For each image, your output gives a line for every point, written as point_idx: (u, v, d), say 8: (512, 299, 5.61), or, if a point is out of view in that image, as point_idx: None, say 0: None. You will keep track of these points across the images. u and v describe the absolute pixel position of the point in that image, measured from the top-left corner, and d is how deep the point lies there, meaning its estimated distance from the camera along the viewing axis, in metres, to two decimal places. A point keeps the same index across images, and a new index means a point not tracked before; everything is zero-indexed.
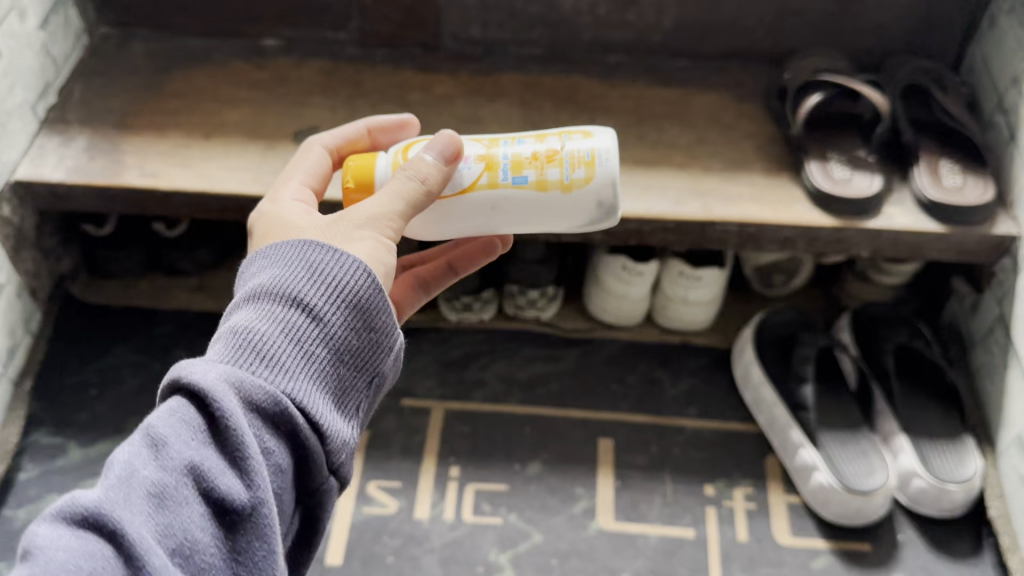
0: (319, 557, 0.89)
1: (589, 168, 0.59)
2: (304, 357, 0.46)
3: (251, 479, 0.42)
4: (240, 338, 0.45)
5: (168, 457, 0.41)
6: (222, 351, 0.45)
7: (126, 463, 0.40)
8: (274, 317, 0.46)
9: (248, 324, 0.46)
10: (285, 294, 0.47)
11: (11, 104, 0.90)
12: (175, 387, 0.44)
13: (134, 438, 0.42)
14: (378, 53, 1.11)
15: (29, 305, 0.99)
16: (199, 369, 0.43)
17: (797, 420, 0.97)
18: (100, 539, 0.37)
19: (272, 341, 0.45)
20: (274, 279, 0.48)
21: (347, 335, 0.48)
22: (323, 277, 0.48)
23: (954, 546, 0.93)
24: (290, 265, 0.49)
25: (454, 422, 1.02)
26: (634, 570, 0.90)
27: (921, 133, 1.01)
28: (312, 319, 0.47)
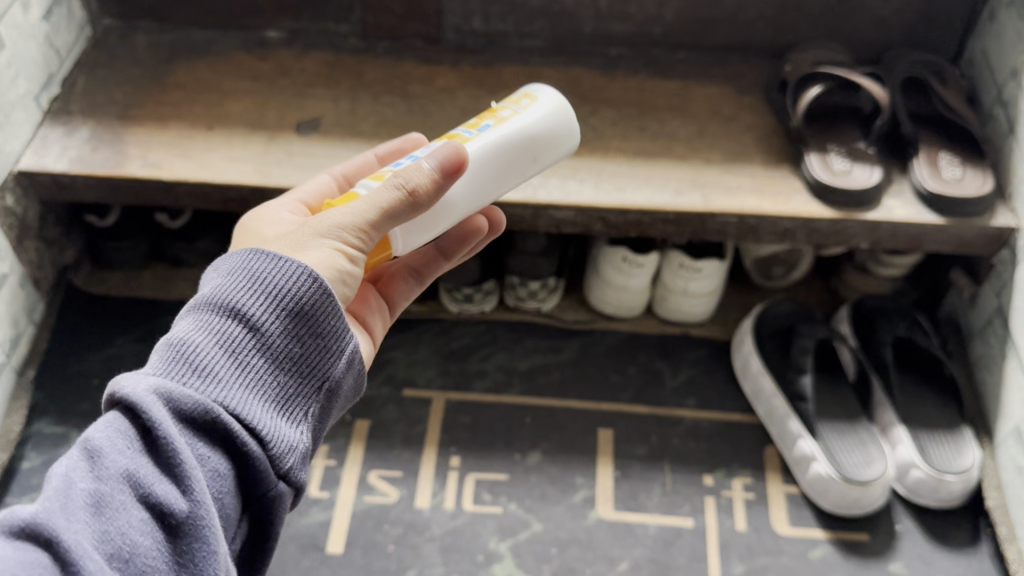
0: (321, 545, 0.90)
1: (532, 98, 0.64)
2: (240, 368, 0.47)
3: (186, 485, 0.42)
4: (175, 350, 0.46)
5: (103, 467, 0.41)
6: (159, 362, 0.46)
7: (63, 475, 0.41)
8: (211, 328, 0.47)
9: (184, 335, 0.47)
10: (223, 306, 0.48)
11: (15, 95, 0.91)
12: (110, 400, 0.44)
13: (72, 452, 0.42)
14: (380, 45, 1.11)
15: (33, 295, 1.00)
16: (132, 380, 0.44)
17: (796, 411, 0.97)
18: (37, 548, 0.38)
19: (207, 352, 0.46)
20: (213, 290, 0.49)
21: (287, 343, 0.49)
22: (264, 287, 0.49)
23: (951, 538, 0.93)
24: (231, 274, 0.49)
25: (455, 412, 1.03)
26: (633, 559, 0.90)
27: (921, 124, 1.02)
28: (250, 329, 0.48)
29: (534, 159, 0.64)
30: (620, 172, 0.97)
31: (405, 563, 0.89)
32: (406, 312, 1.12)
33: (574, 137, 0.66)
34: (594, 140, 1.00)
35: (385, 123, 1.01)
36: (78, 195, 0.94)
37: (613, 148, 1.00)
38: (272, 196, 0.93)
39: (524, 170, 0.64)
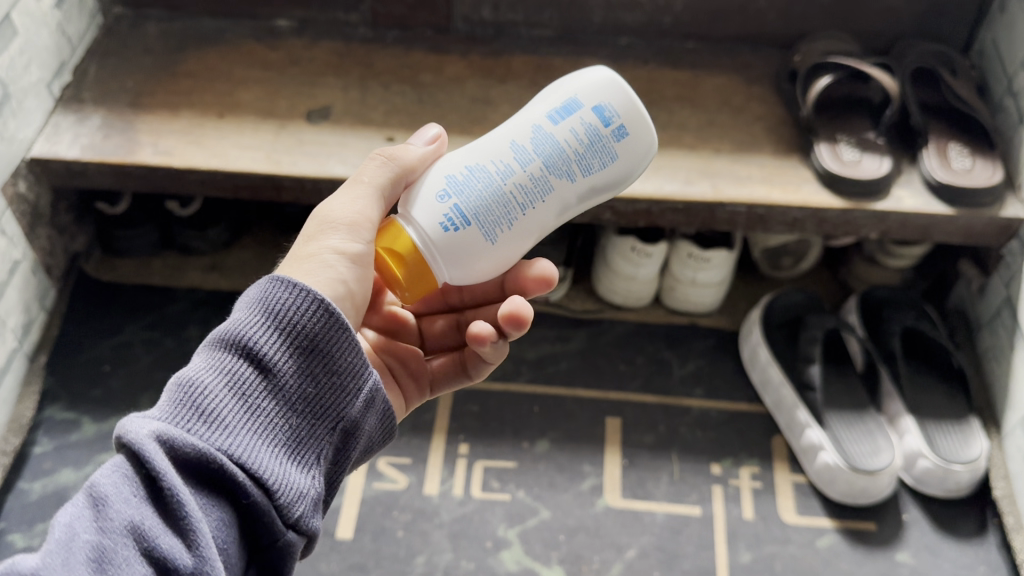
0: (330, 531, 0.90)
1: None
2: (248, 411, 0.47)
3: (194, 527, 0.41)
4: (184, 391, 0.46)
5: (108, 518, 0.40)
6: (164, 403, 0.45)
7: (66, 526, 0.40)
8: (220, 367, 0.47)
9: (195, 374, 0.46)
10: (236, 341, 0.48)
11: (27, 82, 0.91)
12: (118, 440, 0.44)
13: (79, 499, 0.42)
14: (390, 34, 1.12)
15: (45, 282, 1.01)
16: (138, 421, 0.43)
17: (803, 401, 0.98)
18: None
19: (215, 394, 0.46)
20: (229, 325, 0.49)
21: (299, 383, 0.50)
22: (277, 319, 0.49)
23: (958, 528, 0.93)
24: (246, 308, 0.50)
25: (463, 400, 1.03)
26: (640, 547, 0.91)
27: (932, 115, 1.02)
28: (262, 370, 0.48)
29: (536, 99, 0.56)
30: None
31: (414, 549, 0.89)
32: None
33: (595, 75, 0.54)
34: None
35: (396, 112, 1.01)
36: (89, 182, 0.95)
37: None
38: (284, 184, 0.94)
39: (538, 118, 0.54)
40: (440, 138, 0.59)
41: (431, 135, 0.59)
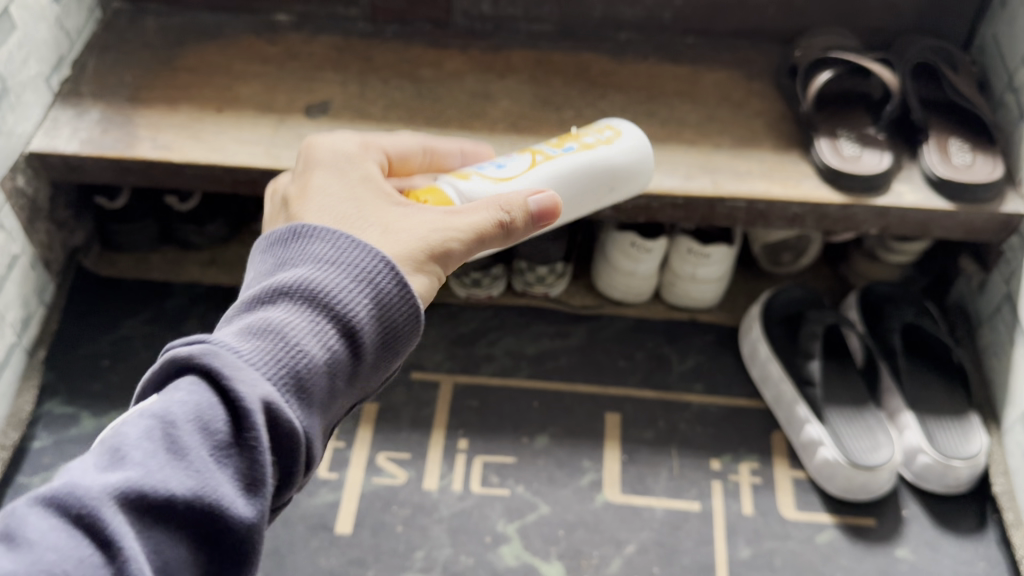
0: (329, 526, 0.90)
1: (612, 131, 0.70)
2: (330, 391, 0.47)
3: (255, 507, 0.42)
4: (291, 355, 0.45)
5: (183, 470, 0.40)
6: (268, 360, 0.44)
7: (140, 463, 0.39)
8: (325, 340, 0.47)
9: (304, 341, 0.46)
10: (340, 312, 0.48)
11: (26, 77, 0.91)
12: (210, 375, 0.43)
13: (153, 430, 0.41)
14: (389, 29, 1.11)
15: (44, 276, 1.01)
16: (246, 378, 0.43)
17: (802, 396, 0.98)
18: (91, 544, 0.37)
19: (317, 370, 0.46)
20: (343, 295, 0.48)
21: (368, 369, 0.50)
22: (377, 307, 0.49)
23: (958, 523, 0.93)
24: (360, 281, 0.49)
25: (462, 395, 1.03)
26: (639, 542, 0.90)
27: (933, 110, 1.01)
28: (354, 353, 0.48)
29: (611, 187, 0.69)
30: None
31: (414, 543, 0.89)
32: None
33: (649, 172, 0.71)
34: None
35: (395, 107, 1.01)
36: (88, 176, 0.95)
37: None
38: None
39: (602, 199, 0.69)
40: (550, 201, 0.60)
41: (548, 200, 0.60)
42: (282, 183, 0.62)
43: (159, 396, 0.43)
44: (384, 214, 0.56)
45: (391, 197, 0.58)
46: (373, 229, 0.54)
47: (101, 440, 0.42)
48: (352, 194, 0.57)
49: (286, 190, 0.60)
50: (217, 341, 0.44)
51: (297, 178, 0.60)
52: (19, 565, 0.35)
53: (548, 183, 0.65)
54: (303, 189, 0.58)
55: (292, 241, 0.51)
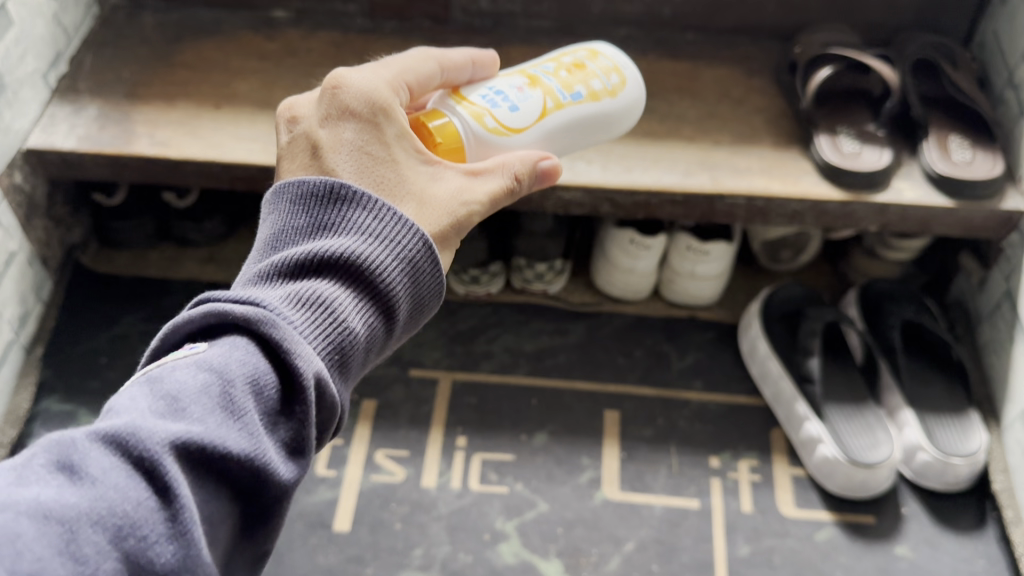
0: (327, 524, 0.90)
1: (617, 73, 0.67)
2: (361, 364, 0.48)
3: (294, 471, 0.42)
4: (338, 330, 0.46)
5: (239, 430, 0.40)
6: (316, 334, 0.45)
7: (199, 416, 0.39)
8: (364, 315, 0.47)
9: (349, 316, 0.46)
10: (382, 288, 0.48)
11: (23, 73, 0.90)
12: (263, 342, 0.43)
13: (210, 384, 0.40)
14: (388, 25, 1.11)
15: (41, 273, 1.00)
16: (304, 352, 0.43)
17: (802, 393, 0.97)
18: (150, 489, 0.36)
19: (357, 345, 0.47)
20: (386, 270, 0.48)
21: (392, 342, 0.51)
22: (413, 287, 0.50)
23: (958, 521, 0.93)
24: (402, 257, 0.49)
25: (460, 392, 1.03)
26: (638, 540, 0.90)
27: (933, 106, 1.01)
28: (386, 328, 0.49)
29: (602, 134, 0.68)
30: (629, 154, 0.97)
31: (412, 541, 0.89)
32: None
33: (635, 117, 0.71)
34: None
35: None
36: (86, 173, 0.94)
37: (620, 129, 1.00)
38: None
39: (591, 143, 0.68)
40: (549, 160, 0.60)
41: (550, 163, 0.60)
42: (300, 109, 0.55)
43: (210, 348, 0.43)
44: (415, 179, 0.54)
45: (421, 152, 0.55)
46: (407, 201, 0.53)
47: (149, 379, 0.41)
48: (385, 150, 0.53)
49: (309, 122, 0.54)
50: (267, 305, 0.44)
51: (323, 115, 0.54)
52: (81, 500, 0.34)
53: (552, 133, 0.63)
54: (333, 135, 0.53)
55: (328, 199, 0.49)
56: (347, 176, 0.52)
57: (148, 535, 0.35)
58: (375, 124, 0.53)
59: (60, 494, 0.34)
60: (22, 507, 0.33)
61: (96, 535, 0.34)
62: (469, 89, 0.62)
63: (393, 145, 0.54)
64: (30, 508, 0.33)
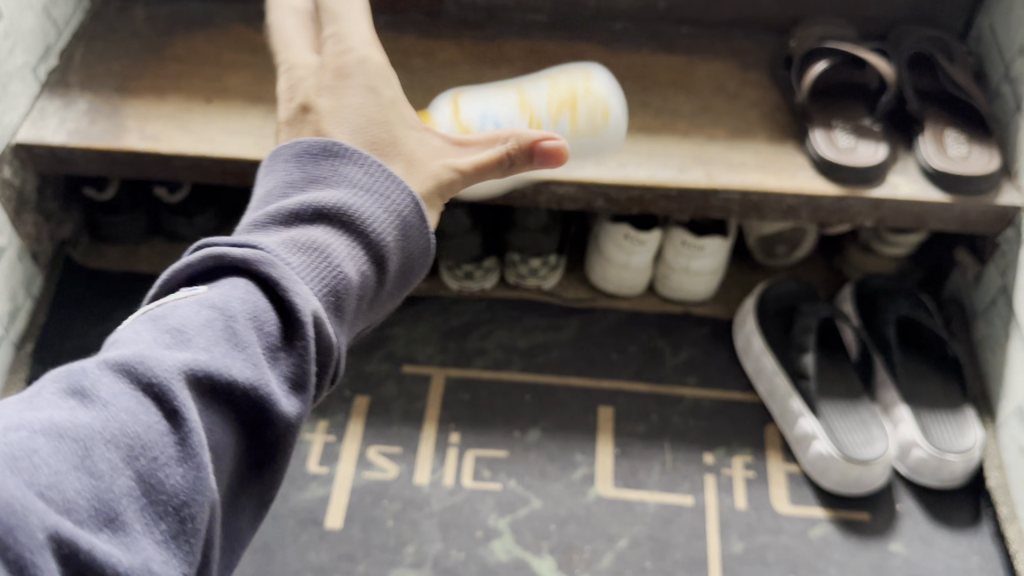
0: (319, 521, 0.90)
1: (605, 116, 0.78)
2: (356, 314, 0.46)
3: (298, 407, 0.40)
4: (336, 274, 0.43)
5: (244, 363, 0.37)
6: (315, 276, 0.42)
7: (204, 346, 0.36)
8: (359, 262, 0.45)
9: (346, 261, 0.44)
10: (377, 236, 0.46)
11: (12, 66, 0.90)
12: (263, 282, 0.40)
13: (212, 317, 0.38)
14: (381, 18, 1.10)
15: (31, 269, 0.99)
16: (304, 290, 0.41)
17: (797, 389, 0.97)
18: (158, 414, 0.34)
19: (354, 291, 0.44)
20: (376, 219, 0.46)
21: (383, 295, 0.49)
22: (405, 235, 0.48)
23: (952, 517, 0.93)
24: (392, 208, 0.47)
25: (454, 389, 1.02)
26: (631, 537, 0.90)
27: (929, 100, 1.00)
28: (380, 279, 0.47)
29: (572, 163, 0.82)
30: (623, 148, 0.96)
31: (404, 538, 0.89)
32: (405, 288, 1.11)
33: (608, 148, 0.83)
34: None
35: None
36: (77, 168, 0.94)
37: None
38: None
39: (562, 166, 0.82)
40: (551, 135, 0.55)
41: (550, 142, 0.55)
42: (297, 70, 0.54)
43: (212, 289, 0.40)
44: (407, 141, 0.53)
45: (412, 117, 0.54)
46: (396, 159, 0.51)
47: (152, 315, 0.38)
48: (380, 112, 0.52)
49: (308, 85, 0.53)
50: (264, 246, 0.41)
51: (320, 82, 0.53)
52: (94, 421, 0.32)
53: None
54: (332, 101, 0.52)
55: (326, 152, 0.48)
56: (342, 135, 0.50)
57: (159, 457, 0.33)
58: (371, 88, 0.53)
59: (70, 414, 0.32)
60: (36, 426, 0.31)
61: (108, 454, 0.32)
62: (470, 101, 0.78)
63: (387, 106, 0.53)
64: (42, 427, 0.31)
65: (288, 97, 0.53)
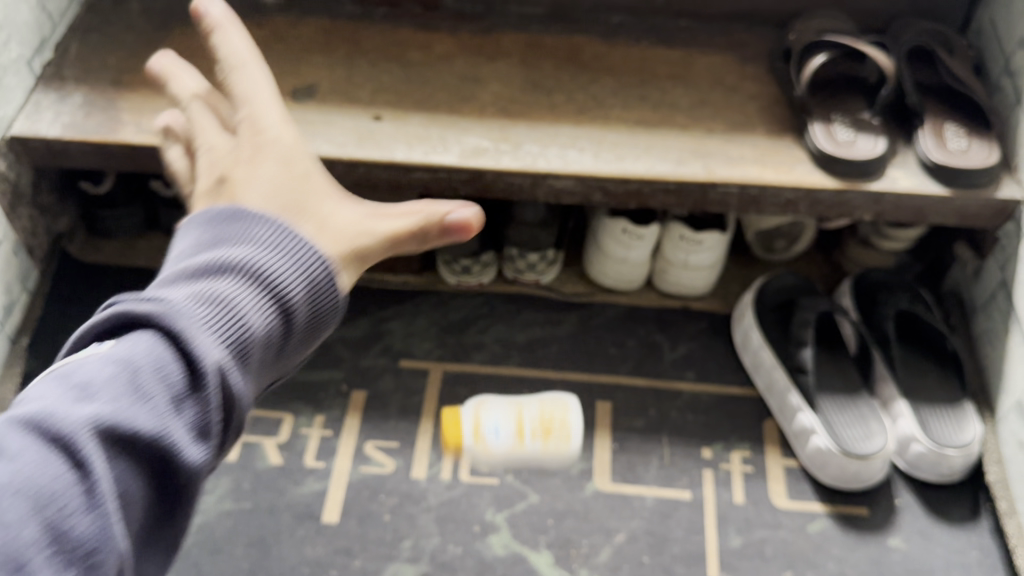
0: (316, 515, 0.89)
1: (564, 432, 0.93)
2: (267, 363, 0.47)
3: (205, 453, 0.42)
4: (241, 328, 0.44)
5: (144, 416, 0.40)
6: (219, 331, 0.43)
7: (107, 401, 0.39)
8: (266, 315, 0.46)
9: (253, 314, 0.45)
10: (288, 288, 0.47)
11: (6, 59, 0.89)
12: (167, 336, 0.42)
13: (114, 371, 0.40)
14: (378, 11, 1.10)
15: (26, 263, 0.99)
16: (204, 344, 0.42)
17: (795, 384, 0.96)
18: (62, 463, 0.37)
19: (261, 342, 0.45)
20: (284, 271, 0.47)
21: (300, 343, 0.50)
22: (323, 284, 0.49)
23: (950, 512, 0.93)
24: (301, 258, 0.48)
25: (451, 383, 1.02)
26: (629, 531, 0.90)
27: (929, 94, 1.00)
28: (292, 328, 0.48)
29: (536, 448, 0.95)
30: (621, 141, 0.96)
31: (401, 533, 0.89)
32: (402, 283, 1.11)
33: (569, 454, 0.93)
34: (594, 109, 0.99)
35: (382, 90, 1.00)
36: (72, 161, 0.93)
37: (613, 117, 0.99)
38: None
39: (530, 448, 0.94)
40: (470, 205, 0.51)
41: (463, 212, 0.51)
42: (214, 143, 0.54)
43: (117, 345, 0.42)
44: (320, 206, 0.51)
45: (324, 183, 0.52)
46: (305, 223, 0.50)
47: (61, 372, 0.41)
48: (294, 179, 0.51)
49: (223, 158, 0.53)
50: (166, 303, 0.43)
51: (235, 153, 0.53)
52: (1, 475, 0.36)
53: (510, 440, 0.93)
54: (246, 171, 0.51)
55: (241, 209, 0.48)
56: (253, 197, 0.49)
57: (66, 507, 0.37)
58: (281, 158, 0.52)
59: None
60: None
61: (16, 504, 0.36)
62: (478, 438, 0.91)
63: (303, 173, 0.52)
64: None
65: (206, 174, 0.53)
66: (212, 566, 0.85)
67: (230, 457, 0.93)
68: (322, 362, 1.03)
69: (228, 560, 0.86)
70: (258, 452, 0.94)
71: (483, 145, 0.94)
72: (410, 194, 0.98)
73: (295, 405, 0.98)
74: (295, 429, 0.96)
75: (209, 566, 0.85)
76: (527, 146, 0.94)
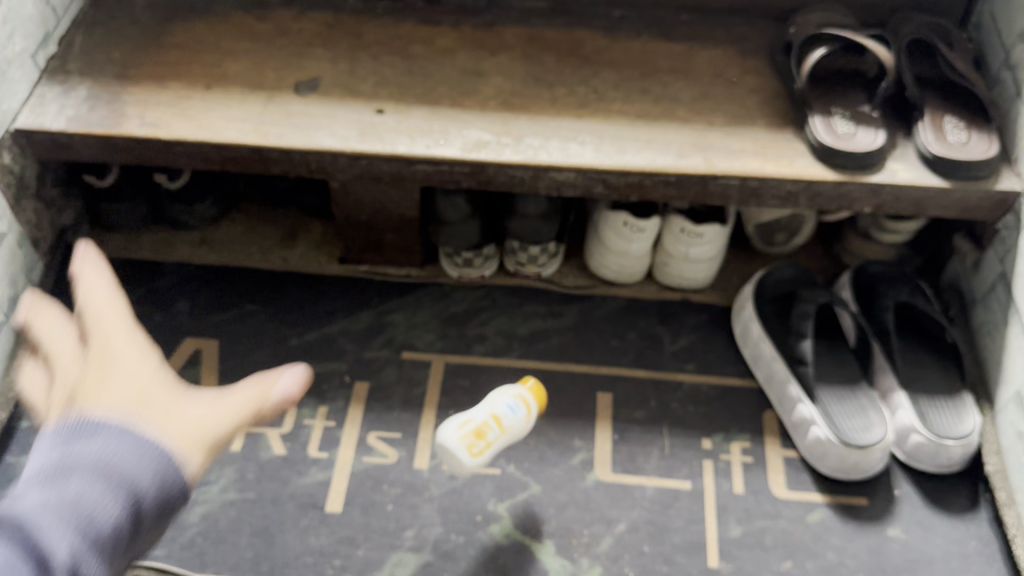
0: (320, 505, 0.90)
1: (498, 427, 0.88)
2: (118, 556, 0.49)
3: None
4: (90, 530, 0.47)
5: None
6: (68, 532, 0.46)
7: None
8: (118, 513, 0.48)
9: (105, 510, 0.48)
10: (141, 484, 0.50)
11: (11, 52, 0.91)
12: (16, 538, 0.45)
13: None
14: (380, 5, 1.10)
15: (32, 256, 1.01)
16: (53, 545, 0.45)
17: (795, 375, 0.97)
18: None
19: (113, 539, 0.48)
20: (135, 467, 0.50)
21: (151, 534, 0.52)
22: (174, 489, 0.52)
23: (950, 503, 0.93)
24: (153, 453, 0.51)
25: (453, 374, 1.02)
26: (630, 521, 0.90)
27: (930, 87, 1.00)
28: (144, 526, 0.50)
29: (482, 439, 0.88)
30: (621, 134, 0.96)
31: (404, 522, 0.89)
32: (405, 276, 1.12)
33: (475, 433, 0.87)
34: (595, 103, 1.00)
35: (385, 84, 1.00)
36: (77, 154, 0.94)
37: (614, 110, 0.99)
38: (272, 156, 0.93)
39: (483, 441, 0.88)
40: (305, 376, 0.59)
41: (295, 377, 0.58)
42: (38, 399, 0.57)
43: None
44: (173, 405, 0.54)
45: (169, 373, 0.56)
46: (151, 417, 0.53)
47: None
48: (140, 385, 0.54)
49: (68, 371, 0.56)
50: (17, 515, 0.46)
51: (85, 364, 0.55)
52: None
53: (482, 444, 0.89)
54: (97, 368, 0.54)
55: (91, 418, 0.51)
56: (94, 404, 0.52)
57: None
58: (105, 357, 0.55)
59: None
60: None
61: None
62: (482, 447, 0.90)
63: (146, 377, 0.55)
64: None
65: (59, 393, 0.54)
66: (217, 555, 0.86)
67: (234, 448, 0.94)
68: (325, 354, 1.03)
69: (232, 549, 0.87)
70: (262, 442, 0.95)
71: (485, 138, 0.95)
72: (413, 187, 0.99)
73: (299, 396, 0.99)
74: (298, 420, 0.97)
75: (213, 555, 0.86)
76: (528, 139, 0.95)
